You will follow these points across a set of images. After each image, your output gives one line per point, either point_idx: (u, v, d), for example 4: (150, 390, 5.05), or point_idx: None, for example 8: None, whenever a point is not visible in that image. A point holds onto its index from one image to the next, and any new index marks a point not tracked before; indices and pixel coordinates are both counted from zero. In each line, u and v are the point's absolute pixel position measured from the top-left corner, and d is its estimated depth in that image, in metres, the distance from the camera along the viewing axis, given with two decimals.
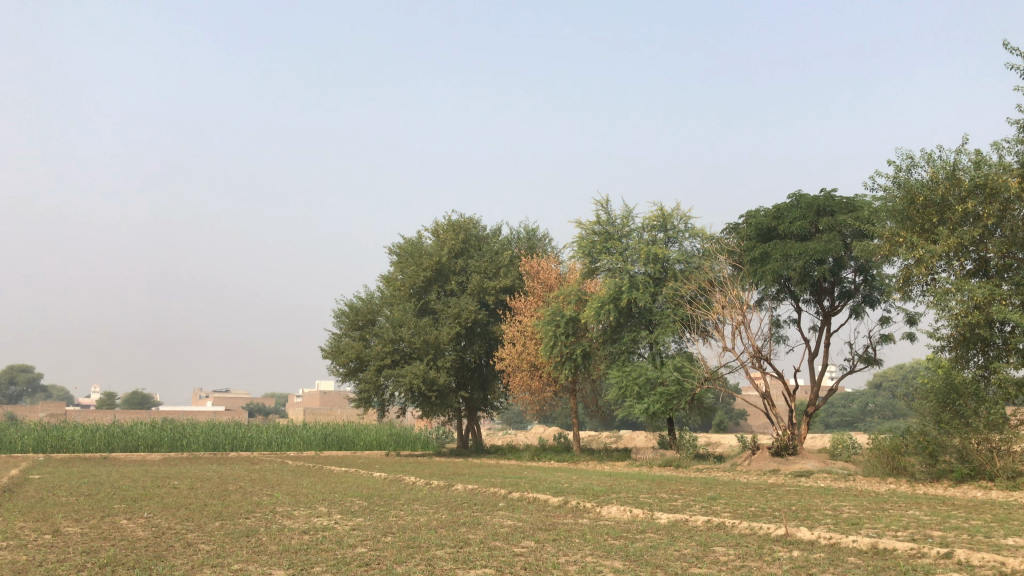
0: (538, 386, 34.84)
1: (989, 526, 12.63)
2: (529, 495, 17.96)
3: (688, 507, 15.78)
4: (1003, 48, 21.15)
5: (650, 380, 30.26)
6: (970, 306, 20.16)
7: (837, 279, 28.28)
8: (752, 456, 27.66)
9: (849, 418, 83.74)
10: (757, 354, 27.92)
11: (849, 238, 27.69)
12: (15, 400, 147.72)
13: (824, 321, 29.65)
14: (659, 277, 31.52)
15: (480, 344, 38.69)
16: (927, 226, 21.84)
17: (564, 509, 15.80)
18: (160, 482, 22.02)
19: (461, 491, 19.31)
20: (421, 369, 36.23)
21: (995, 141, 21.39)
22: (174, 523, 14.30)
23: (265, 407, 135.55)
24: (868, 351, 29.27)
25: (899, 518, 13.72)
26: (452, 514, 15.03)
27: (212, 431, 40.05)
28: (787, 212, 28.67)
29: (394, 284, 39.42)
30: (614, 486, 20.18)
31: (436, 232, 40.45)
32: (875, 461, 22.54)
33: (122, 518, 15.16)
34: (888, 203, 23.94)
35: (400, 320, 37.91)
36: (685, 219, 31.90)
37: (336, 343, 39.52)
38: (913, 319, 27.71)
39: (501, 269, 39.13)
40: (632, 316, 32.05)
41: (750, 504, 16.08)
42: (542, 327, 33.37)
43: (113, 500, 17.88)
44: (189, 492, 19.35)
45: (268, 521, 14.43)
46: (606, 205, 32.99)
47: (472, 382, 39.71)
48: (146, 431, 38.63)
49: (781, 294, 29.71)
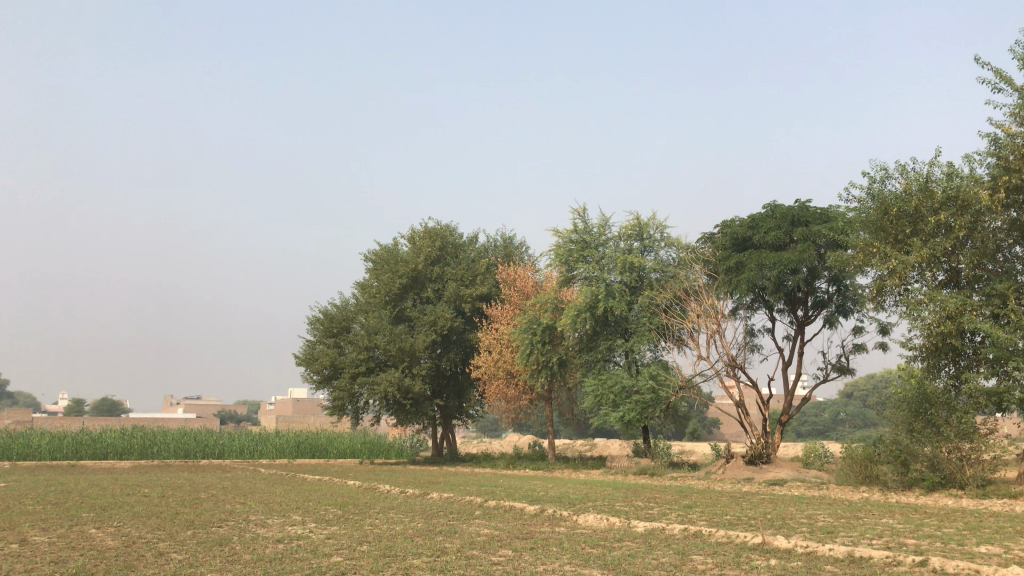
0: (514, 394, 34.75)
1: (962, 534, 12.75)
2: (506, 503, 17.90)
3: (665, 515, 15.80)
4: (975, 62, 21.47)
5: (626, 389, 30.31)
6: (942, 316, 20.37)
7: (811, 289, 28.51)
8: (726, 465, 27.75)
9: (821, 427, 84.38)
10: (731, 363, 28.05)
11: (823, 248, 27.87)
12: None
13: (798, 330, 29.85)
14: (635, 286, 31.60)
15: (456, 351, 38.58)
16: (900, 237, 22.13)
17: (541, 517, 15.77)
18: (130, 491, 21.64)
19: (436, 500, 19.19)
20: (396, 377, 36.06)
21: (967, 154, 21.69)
22: (145, 532, 14.10)
23: (236, 415, 134.01)
24: (841, 360, 29.50)
25: (874, 526, 13.80)
26: (428, 523, 14.93)
27: (183, 439, 39.53)
28: (762, 222, 28.88)
29: (369, 292, 39.20)
30: (590, 495, 20.15)
31: (413, 239, 40.34)
32: (848, 470, 22.70)
33: (91, 526, 14.90)
34: (861, 214, 24.24)
35: (375, 327, 37.70)
36: (661, 228, 32.05)
37: (310, 350, 39.11)
38: (885, 329, 27.99)
39: (478, 276, 39.05)
40: (608, 324, 32.13)
41: (726, 513, 16.12)
42: (519, 335, 33.29)
43: (82, 509, 17.58)
44: (160, 501, 19.05)
45: (242, 530, 14.27)
46: (583, 214, 33.15)
47: (448, 390, 39.48)
48: (115, 439, 38.05)
49: (755, 304, 29.88)
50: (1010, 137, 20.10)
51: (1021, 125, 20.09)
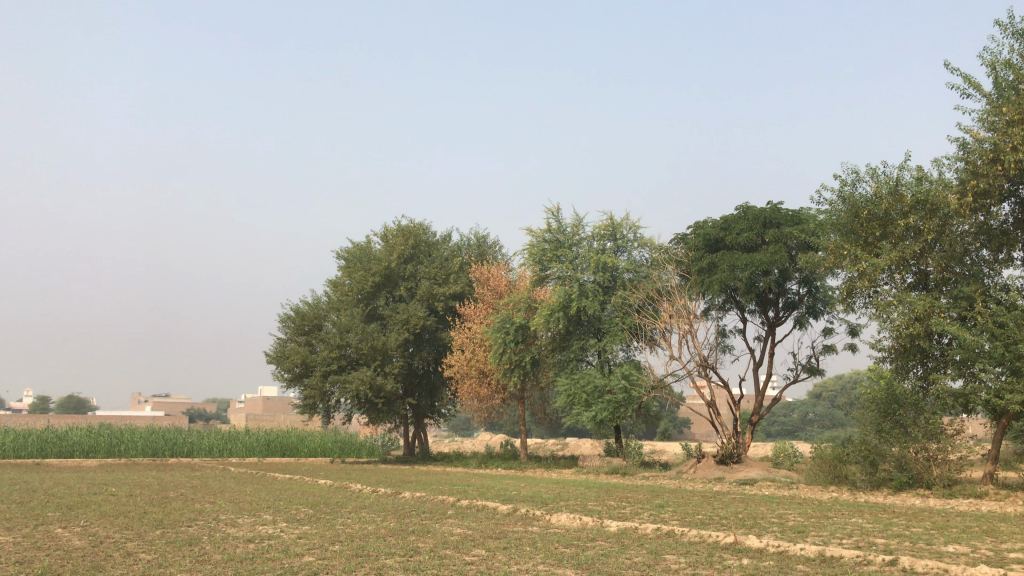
0: (487, 393, 34.67)
1: (930, 534, 12.91)
2: (479, 503, 17.87)
3: (638, 515, 15.83)
4: (945, 68, 21.71)
5: (598, 388, 30.40)
6: (911, 318, 20.62)
7: (782, 290, 28.73)
8: (697, 464, 27.90)
9: (790, 427, 85.34)
10: (703, 363, 28.22)
11: (794, 250, 28.14)
12: None
13: (769, 331, 30.08)
14: (608, 286, 31.69)
15: (428, 350, 38.47)
16: (870, 240, 22.40)
17: (514, 517, 15.74)
18: (97, 490, 21.30)
19: (408, 499, 19.06)
20: (368, 376, 35.87)
21: (936, 158, 21.98)
22: (113, 532, 13.87)
23: (206, 413, 132.61)
24: (811, 361, 29.76)
25: (844, 525, 13.95)
26: (400, 522, 14.84)
27: (151, 437, 39.09)
28: (734, 224, 29.09)
29: (341, 289, 38.96)
30: (562, 494, 20.19)
31: (386, 237, 40.16)
32: (817, 470, 22.92)
33: (57, 526, 14.67)
34: (832, 216, 24.52)
35: (347, 325, 37.45)
36: (634, 228, 32.16)
37: (281, 348, 38.82)
38: (854, 330, 28.28)
39: (451, 275, 38.93)
40: (581, 324, 32.19)
41: (698, 512, 16.20)
42: (491, 334, 33.25)
43: (48, 508, 17.27)
44: (128, 500, 18.79)
45: (212, 530, 14.08)
46: (557, 213, 33.18)
47: (420, 389, 39.36)
48: (82, 437, 37.55)
49: (727, 305, 30.07)
50: (979, 142, 20.34)
51: (989, 130, 20.38)
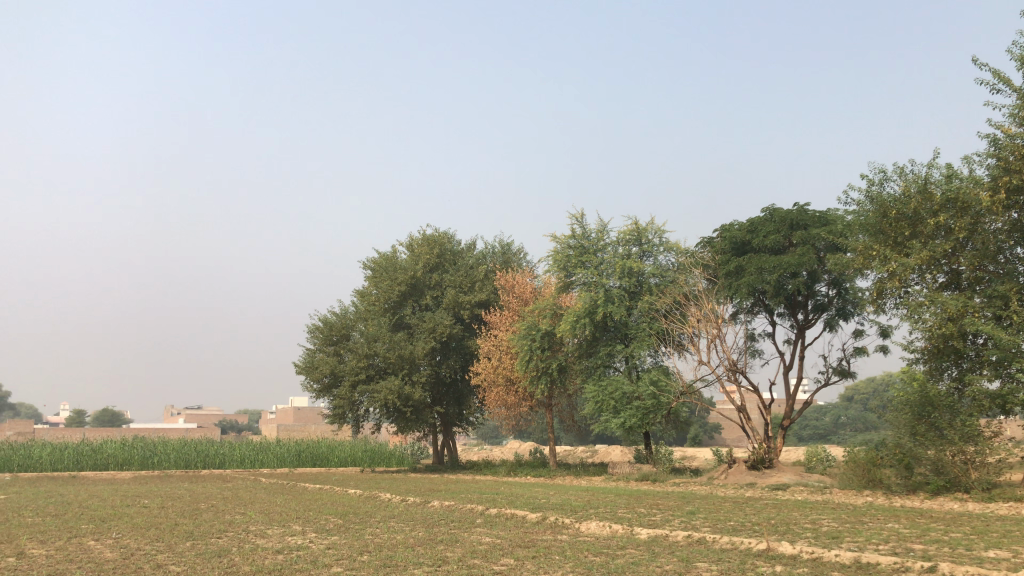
0: (514, 400, 34.56)
1: (970, 539, 12.62)
2: (507, 511, 17.79)
3: (668, 522, 15.65)
4: (973, 63, 21.41)
5: (626, 394, 30.15)
6: (944, 318, 20.24)
7: (811, 292, 28.35)
8: (729, 470, 27.60)
9: (822, 431, 84.51)
10: (732, 367, 27.95)
11: (823, 251, 27.75)
12: None
13: (799, 334, 29.74)
14: (634, 291, 31.52)
15: (455, 358, 38.43)
16: (899, 240, 22.08)
17: (542, 525, 15.64)
18: (131, 502, 21.51)
19: (437, 508, 19.02)
20: (396, 385, 35.90)
21: (966, 155, 21.64)
22: (145, 543, 13.94)
23: (238, 424, 133.56)
24: (842, 364, 29.38)
25: (880, 531, 13.69)
26: (428, 532, 14.80)
27: (183, 449, 39.42)
28: (760, 226, 28.89)
29: (368, 299, 39.12)
30: (592, 502, 20.06)
31: (411, 247, 40.22)
32: (851, 473, 22.61)
33: (90, 538, 14.79)
34: (860, 217, 24.21)
35: (374, 335, 37.52)
36: (659, 232, 31.97)
37: (310, 359, 38.99)
38: (886, 332, 27.87)
39: (476, 282, 38.88)
40: (607, 330, 31.98)
41: (729, 519, 16.02)
42: (518, 341, 33.17)
43: (81, 521, 17.43)
44: (160, 511, 18.92)
45: (242, 541, 14.12)
46: (581, 219, 33.05)
47: (448, 397, 39.34)
48: (116, 449, 37.97)
49: (756, 308, 29.79)
50: (1010, 138, 19.99)
51: (1021, 125, 20.02)
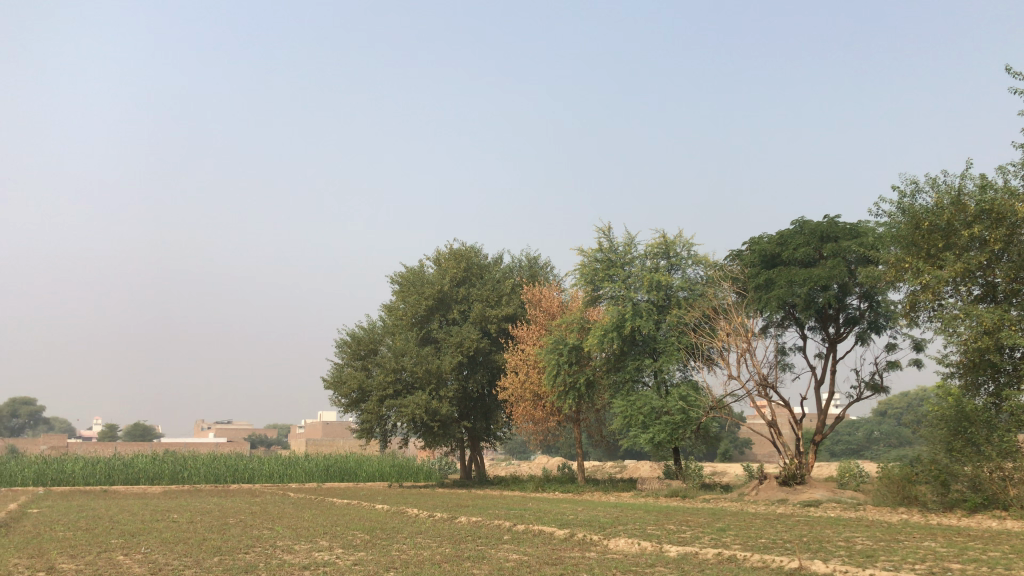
0: (542, 415, 34.39)
1: (1010, 558, 12.27)
2: (535, 528, 17.62)
3: (698, 539, 15.40)
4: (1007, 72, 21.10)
5: (655, 409, 29.91)
6: (979, 331, 19.81)
7: (842, 305, 27.96)
8: (760, 486, 27.21)
9: (855, 446, 83.42)
10: (762, 382, 27.60)
11: (854, 264, 27.40)
12: (19, 433, 141.54)
13: (830, 348, 29.34)
14: (662, 305, 31.28)
15: (482, 373, 38.35)
16: (932, 252, 21.74)
17: (570, 542, 15.48)
18: (160, 516, 21.64)
19: (464, 524, 18.93)
20: (424, 400, 35.89)
21: (1001, 165, 21.27)
22: (173, 559, 13.97)
23: (267, 439, 134.46)
24: (874, 378, 28.93)
25: (916, 550, 13.38)
26: (455, 548, 14.70)
27: (213, 463, 39.66)
28: (790, 239, 28.59)
29: (396, 313, 39.24)
30: (620, 518, 19.87)
31: (438, 261, 40.30)
32: (885, 490, 22.23)
33: (120, 553, 14.86)
34: (892, 229, 23.88)
35: (402, 349, 37.59)
36: (687, 245, 31.75)
37: (338, 373, 39.14)
38: (919, 345, 27.43)
39: (503, 296, 38.82)
40: (635, 344, 31.73)
41: (760, 536, 15.76)
42: (545, 355, 33.04)
43: (111, 535, 17.54)
44: (188, 526, 19.00)
45: (269, 556, 14.12)
46: (608, 232, 32.91)
47: (475, 412, 39.23)
48: (146, 464, 38.27)
49: (786, 322, 29.45)
50: None
51: None
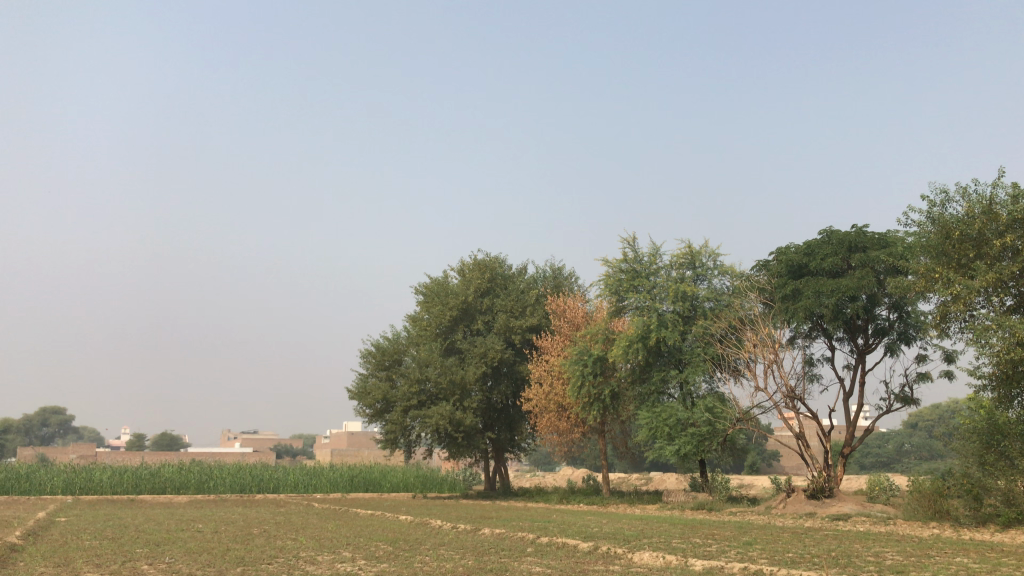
0: (566, 427, 34.22)
1: None
2: (559, 540, 17.48)
3: (724, 553, 15.16)
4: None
5: (681, 421, 29.65)
6: (1012, 343, 19.25)
7: (871, 316, 27.57)
8: (787, 499, 26.86)
9: (885, 459, 82.36)
10: (790, 394, 27.26)
11: (883, 274, 27.03)
12: (50, 442, 143.54)
13: (859, 359, 28.93)
14: (688, 315, 31.04)
15: (507, 384, 38.26)
16: (963, 262, 21.40)
17: (595, 555, 15.34)
18: (185, 525, 21.78)
19: (488, 536, 18.85)
20: (448, 410, 35.85)
21: None
22: (196, 569, 14.00)
23: (293, 449, 135.18)
24: (904, 391, 28.45)
25: (948, 566, 13.09)
26: (478, 560, 14.61)
27: (239, 473, 39.87)
28: (818, 249, 28.28)
29: (420, 324, 39.31)
30: (645, 531, 19.64)
31: (463, 271, 40.28)
32: (915, 504, 21.82)
33: (145, 562, 14.94)
34: (921, 238, 23.53)
35: (426, 360, 37.60)
36: (713, 255, 31.51)
37: (362, 384, 39.26)
38: (950, 357, 26.94)
39: (528, 307, 38.74)
40: (660, 355, 31.48)
41: (787, 550, 15.51)
42: (569, 366, 32.89)
43: (137, 544, 17.64)
44: (213, 536, 19.07)
45: (292, 567, 14.11)
46: (633, 243, 32.74)
47: (499, 423, 39.11)
48: (173, 473, 38.56)
49: (814, 333, 29.08)
50: None
51: None
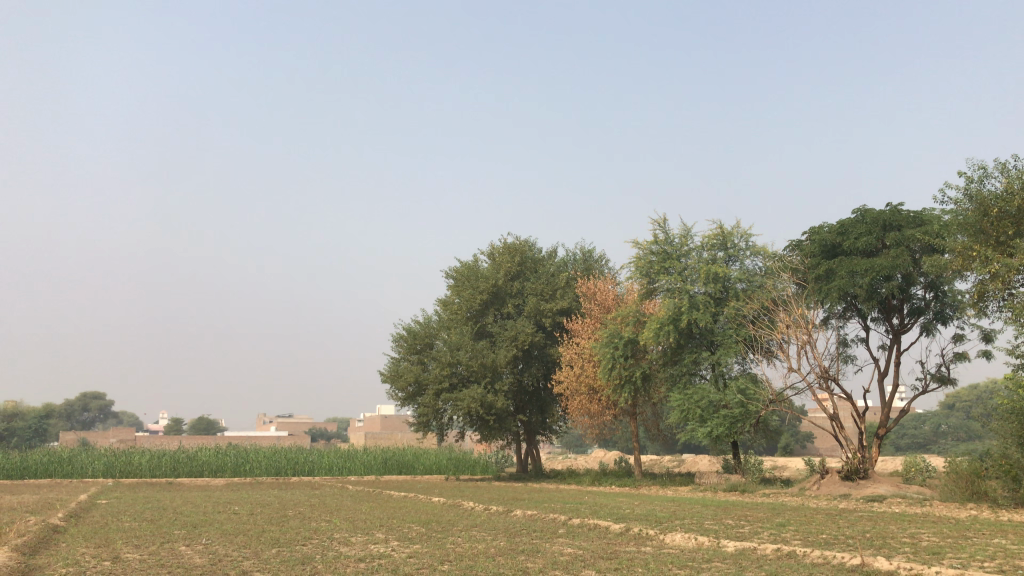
0: (598, 409, 34.24)
1: None
2: (591, 522, 17.51)
3: (757, 534, 15.15)
4: None
5: (713, 403, 29.45)
6: None
7: (906, 295, 27.18)
8: (822, 480, 26.65)
9: (921, 440, 81.49)
10: (824, 374, 26.98)
11: (918, 253, 26.60)
12: (90, 426, 146.30)
13: (893, 339, 28.58)
14: (720, 297, 30.83)
15: (538, 366, 38.38)
16: (1001, 239, 20.96)
17: (626, 536, 15.34)
18: (221, 508, 22.11)
19: (520, 518, 18.97)
20: (479, 394, 35.99)
21: None
22: (232, 550, 14.23)
23: (328, 432, 136.78)
24: (941, 370, 28.08)
25: (985, 547, 12.94)
26: (510, 541, 14.71)
27: (274, 456, 40.42)
28: (851, 228, 27.87)
29: (451, 308, 39.47)
30: (677, 513, 19.61)
31: (493, 255, 40.25)
32: (952, 485, 21.48)
33: (182, 544, 15.19)
34: (958, 216, 23.11)
35: (457, 343, 37.73)
36: (745, 236, 31.22)
37: (395, 367, 39.54)
38: (988, 336, 26.52)
39: (558, 290, 38.62)
40: (692, 337, 31.29)
41: (821, 531, 15.44)
42: (600, 349, 32.77)
43: (174, 526, 17.94)
44: (248, 518, 19.33)
45: (325, 548, 14.31)
46: (663, 224, 32.44)
47: (531, 405, 39.24)
48: (210, 456, 39.19)
49: (848, 313, 28.77)
50: None
51: None
